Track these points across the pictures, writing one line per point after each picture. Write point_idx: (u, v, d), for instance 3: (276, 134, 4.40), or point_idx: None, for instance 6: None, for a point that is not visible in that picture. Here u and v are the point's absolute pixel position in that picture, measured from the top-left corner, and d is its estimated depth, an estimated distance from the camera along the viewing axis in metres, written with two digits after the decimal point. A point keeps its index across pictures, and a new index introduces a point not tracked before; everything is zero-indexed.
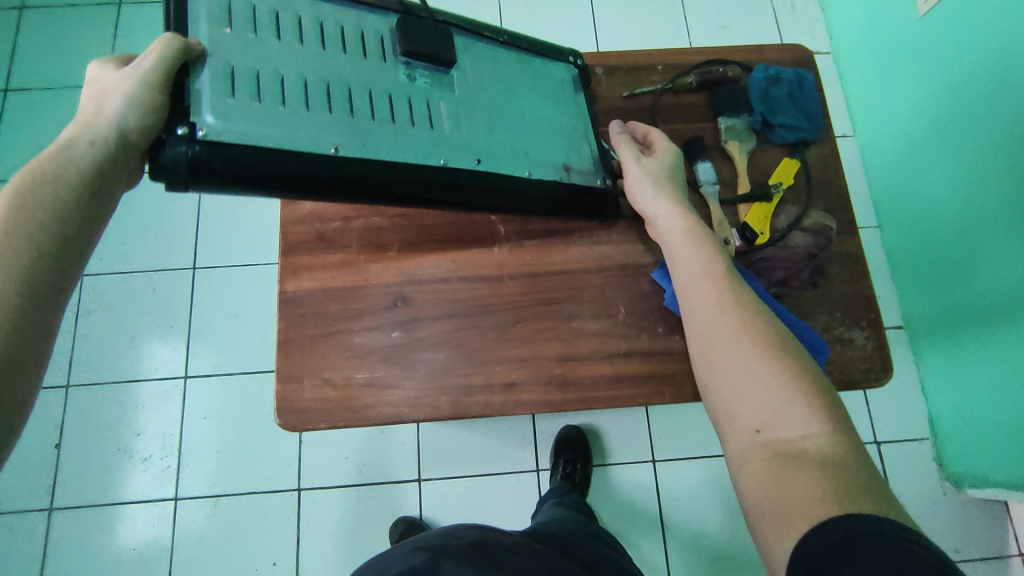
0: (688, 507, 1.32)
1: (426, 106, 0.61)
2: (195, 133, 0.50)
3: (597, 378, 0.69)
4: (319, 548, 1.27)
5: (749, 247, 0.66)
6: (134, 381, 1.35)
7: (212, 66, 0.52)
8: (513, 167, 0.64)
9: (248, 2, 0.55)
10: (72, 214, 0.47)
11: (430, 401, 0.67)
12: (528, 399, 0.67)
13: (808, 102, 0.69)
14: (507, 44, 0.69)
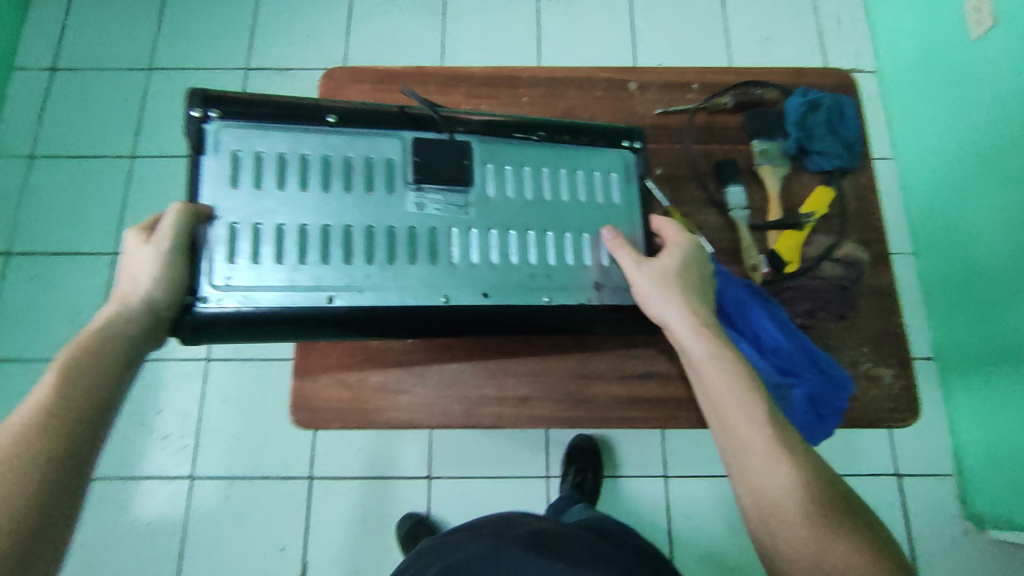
0: (697, 525, 1.31)
1: (430, 236, 0.62)
2: (197, 302, 0.58)
3: (612, 399, 0.69)
4: (327, 537, 1.29)
5: (777, 275, 0.64)
6: (159, 360, 1.39)
7: (216, 227, 0.60)
8: (525, 295, 0.62)
9: (257, 152, 0.62)
10: (110, 383, 0.52)
11: (442, 410, 0.67)
12: (538, 415, 0.67)
13: (847, 130, 0.67)
14: (544, 140, 0.66)
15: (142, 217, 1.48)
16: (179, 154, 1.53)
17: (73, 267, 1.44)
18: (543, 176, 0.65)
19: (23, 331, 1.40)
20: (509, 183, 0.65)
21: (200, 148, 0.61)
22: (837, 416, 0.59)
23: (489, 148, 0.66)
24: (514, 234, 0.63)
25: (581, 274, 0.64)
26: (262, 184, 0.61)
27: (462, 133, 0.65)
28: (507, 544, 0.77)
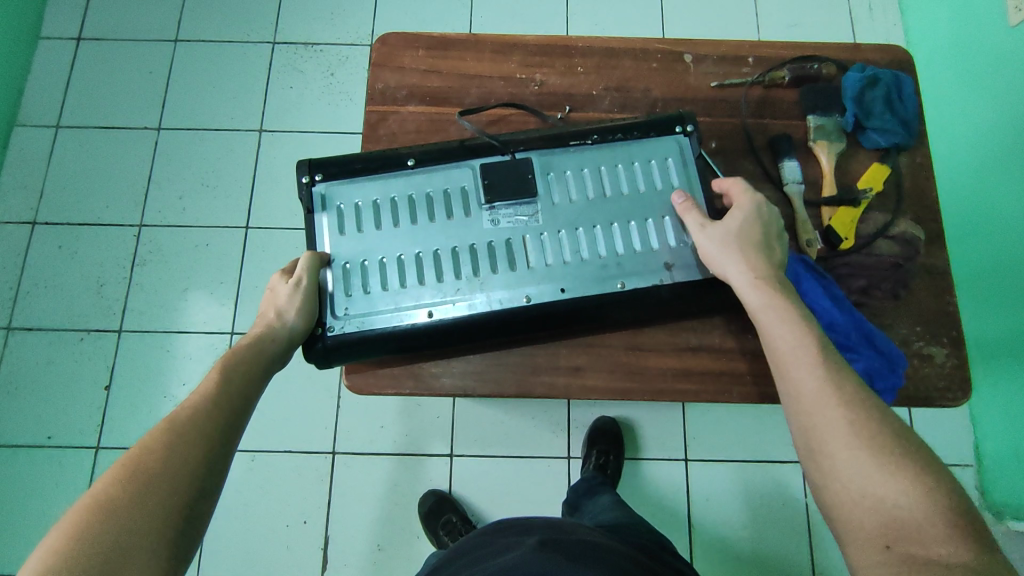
0: (718, 510, 1.31)
1: (507, 245, 0.61)
2: (325, 330, 0.61)
3: (665, 371, 0.63)
4: (349, 512, 1.30)
5: (831, 252, 0.65)
6: (184, 333, 1.39)
7: (333, 269, 0.62)
8: (600, 286, 0.60)
9: (352, 199, 0.63)
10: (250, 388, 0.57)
11: (492, 377, 0.63)
12: (593, 386, 0.62)
13: (904, 108, 0.67)
14: (600, 142, 0.64)
15: (167, 189, 1.48)
16: (205, 126, 1.52)
17: (98, 237, 1.44)
18: (604, 174, 0.63)
19: (48, 300, 1.40)
20: (572, 186, 0.63)
21: (309, 209, 0.63)
22: (892, 392, 0.60)
23: (550, 157, 0.64)
24: (582, 231, 0.61)
25: (651, 259, 0.61)
26: (360, 226, 0.63)
27: (522, 151, 0.64)
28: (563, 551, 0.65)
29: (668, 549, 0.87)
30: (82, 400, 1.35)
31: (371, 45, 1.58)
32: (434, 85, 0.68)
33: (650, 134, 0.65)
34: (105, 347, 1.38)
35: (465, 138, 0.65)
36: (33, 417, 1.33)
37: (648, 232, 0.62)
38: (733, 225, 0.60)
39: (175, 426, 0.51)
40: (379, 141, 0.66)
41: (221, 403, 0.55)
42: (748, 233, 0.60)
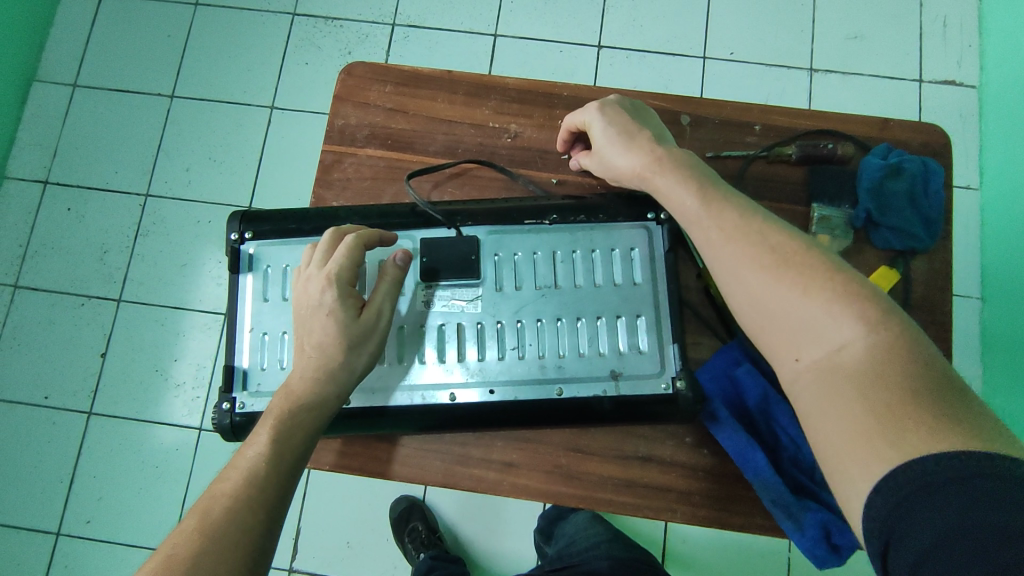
0: (697, 554, 1.25)
1: (440, 332, 0.61)
2: (235, 407, 0.59)
3: (605, 480, 0.61)
4: (321, 506, 1.29)
5: None
6: (179, 310, 1.39)
7: (252, 338, 0.61)
8: (537, 390, 0.59)
9: (280, 263, 0.62)
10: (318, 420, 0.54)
11: (424, 463, 0.62)
12: (525, 484, 0.61)
13: (927, 206, 0.61)
14: (558, 222, 0.63)
15: (175, 160, 1.46)
16: (218, 99, 1.48)
17: (106, 204, 1.44)
18: (559, 260, 0.62)
19: (54, 263, 1.42)
20: (520, 273, 0.62)
21: (236, 268, 0.62)
22: (852, 548, 0.55)
23: (501, 236, 0.63)
24: (523, 325, 0.60)
25: (597, 364, 0.59)
26: (285, 293, 0.62)
27: (469, 226, 0.63)
28: None
29: None
30: (79, 366, 1.37)
31: (392, 23, 1.50)
32: (399, 126, 0.69)
33: (612, 222, 0.63)
34: (103, 315, 1.39)
35: (413, 206, 0.64)
36: (32, 376, 1.37)
37: (595, 333, 0.60)
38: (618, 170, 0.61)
39: (214, 511, 0.46)
40: (332, 186, 0.67)
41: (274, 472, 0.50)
42: (617, 133, 0.60)
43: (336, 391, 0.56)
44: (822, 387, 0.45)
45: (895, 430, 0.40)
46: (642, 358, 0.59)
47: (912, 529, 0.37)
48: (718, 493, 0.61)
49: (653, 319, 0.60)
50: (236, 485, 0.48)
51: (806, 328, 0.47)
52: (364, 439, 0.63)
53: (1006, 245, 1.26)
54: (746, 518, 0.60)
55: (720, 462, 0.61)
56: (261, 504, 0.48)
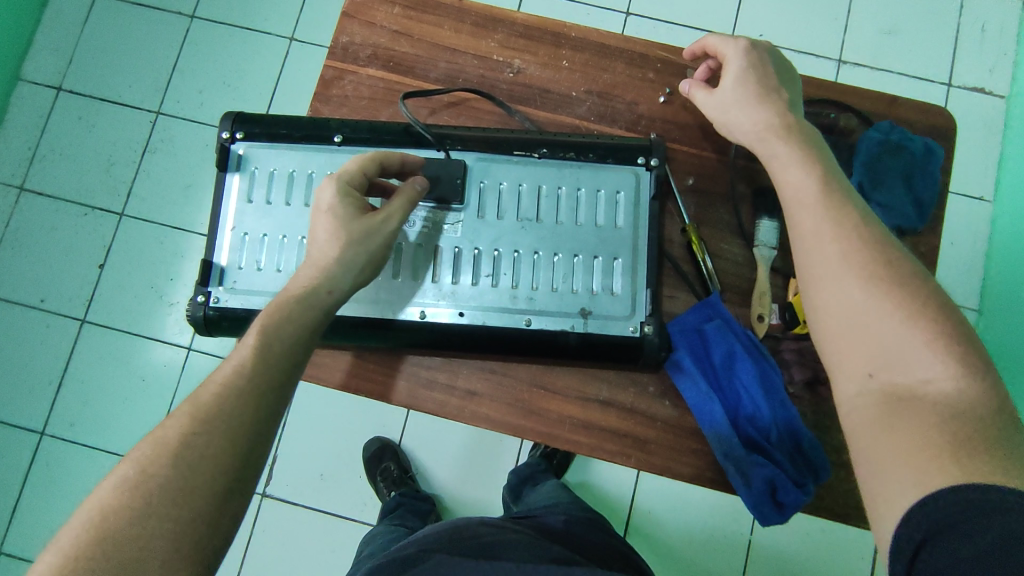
0: (661, 525, 1.27)
1: (417, 251, 0.61)
2: (209, 300, 0.61)
3: (564, 418, 0.62)
4: (298, 439, 1.32)
5: (784, 333, 0.65)
6: (179, 231, 1.40)
7: (230, 237, 0.62)
8: (505, 318, 0.60)
9: (268, 168, 0.63)
10: (303, 337, 0.53)
11: (388, 381, 0.63)
12: (485, 413, 0.62)
13: (922, 186, 0.61)
14: (547, 158, 0.63)
15: (189, 81, 1.45)
16: (237, 23, 1.47)
17: (116, 118, 1.44)
18: (543, 194, 0.63)
19: (61, 170, 1.43)
20: (503, 203, 0.63)
21: (224, 166, 0.63)
22: (795, 507, 0.58)
23: (489, 164, 0.63)
24: (500, 254, 0.61)
25: (568, 300, 0.60)
26: (269, 196, 0.63)
27: (458, 151, 0.63)
28: (456, 559, 0.69)
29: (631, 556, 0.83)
30: (76, 273, 1.39)
31: None
32: (403, 49, 0.68)
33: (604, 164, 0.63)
34: (104, 227, 1.41)
35: (407, 124, 0.64)
36: (30, 278, 1.39)
37: (571, 269, 0.61)
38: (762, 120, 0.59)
39: (208, 402, 0.47)
40: (330, 102, 0.66)
41: (257, 387, 0.49)
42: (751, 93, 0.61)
43: (330, 289, 0.55)
44: (898, 416, 0.44)
45: (962, 462, 0.40)
46: (614, 300, 0.61)
47: (949, 546, 0.38)
48: (674, 443, 0.62)
49: (629, 263, 0.61)
50: (229, 377, 0.49)
51: (886, 350, 0.46)
52: (334, 353, 0.64)
53: (1012, 259, 1.24)
54: (697, 470, 0.61)
55: (679, 413, 0.63)
56: (252, 398, 0.48)
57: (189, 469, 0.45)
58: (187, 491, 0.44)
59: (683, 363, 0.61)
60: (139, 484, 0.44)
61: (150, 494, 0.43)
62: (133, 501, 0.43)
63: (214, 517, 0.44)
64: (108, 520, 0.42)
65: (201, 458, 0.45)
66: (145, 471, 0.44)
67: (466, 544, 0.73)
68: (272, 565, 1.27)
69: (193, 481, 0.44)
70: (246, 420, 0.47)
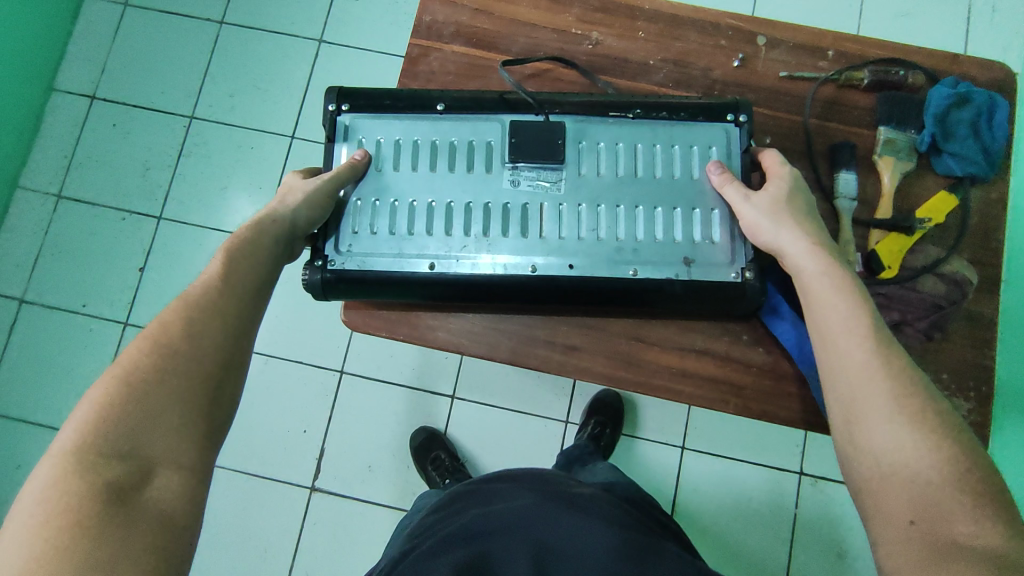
0: (707, 503, 1.29)
1: (523, 210, 0.65)
2: (328, 264, 0.65)
3: (662, 367, 0.67)
4: (345, 431, 1.33)
5: (872, 280, 0.63)
6: (218, 231, 1.42)
7: (344, 203, 0.66)
8: (611, 268, 0.64)
9: (376, 139, 0.68)
10: (271, 263, 0.60)
11: (489, 339, 0.68)
12: (586, 365, 0.67)
13: (990, 137, 0.64)
14: (641, 118, 0.67)
15: (223, 85, 1.48)
16: (267, 27, 1.50)
17: (151, 123, 1.47)
18: (639, 152, 0.66)
19: (98, 176, 1.45)
20: (602, 161, 0.66)
21: (332, 137, 0.68)
22: None
23: (586, 126, 0.67)
24: (603, 209, 0.65)
25: (670, 251, 0.64)
26: (379, 164, 0.67)
27: (557, 114, 0.67)
28: (551, 503, 0.72)
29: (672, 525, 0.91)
30: (118, 276, 1.41)
31: None
32: (483, 26, 0.71)
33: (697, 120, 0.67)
34: (143, 229, 1.42)
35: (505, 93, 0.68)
36: (72, 283, 1.40)
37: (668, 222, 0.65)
38: (779, 192, 0.62)
39: (196, 295, 0.54)
40: (418, 79, 0.69)
41: (231, 302, 0.55)
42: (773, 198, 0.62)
43: (273, 218, 0.61)
44: (886, 455, 0.51)
45: (943, 499, 0.47)
46: (713, 250, 0.65)
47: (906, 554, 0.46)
48: (770, 387, 0.67)
49: (726, 214, 0.65)
50: (212, 278, 0.56)
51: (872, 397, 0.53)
52: (443, 315, 0.69)
53: None
54: (796, 413, 0.66)
55: (772, 359, 0.67)
56: (233, 292, 0.56)
57: (160, 367, 0.49)
58: (164, 384, 0.48)
59: (781, 310, 0.66)
60: (135, 384, 0.47)
61: (164, 360, 0.49)
62: (134, 401, 0.47)
63: (206, 415, 0.49)
64: (131, 378, 0.47)
65: (185, 362, 0.50)
66: (139, 375, 0.48)
67: (554, 490, 0.76)
68: (322, 558, 1.28)
69: (191, 348, 0.51)
70: (214, 327, 0.53)
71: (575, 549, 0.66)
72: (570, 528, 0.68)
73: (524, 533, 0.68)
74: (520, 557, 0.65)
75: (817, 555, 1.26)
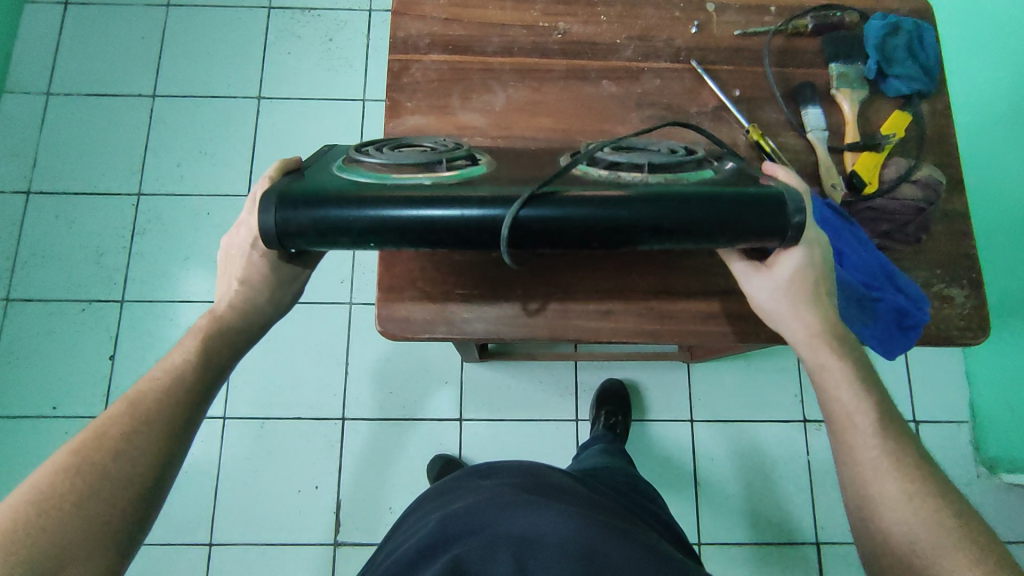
0: (727, 468, 1.32)
1: None
2: None
3: (693, 314, 0.74)
4: (358, 478, 1.30)
5: (855, 197, 0.65)
6: (184, 302, 1.37)
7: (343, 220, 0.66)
8: None
9: None
10: (223, 363, 0.60)
11: (523, 321, 0.72)
12: (624, 327, 0.73)
13: (924, 58, 0.70)
14: None
15: (166, 157, 1.45)
16: (202, 93, 1.49)
17: (95, 208, 1.42)
18: None
19: (47, 272, 1.38)
20: None
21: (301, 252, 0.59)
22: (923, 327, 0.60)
23: None
24: None
25: None
26: None
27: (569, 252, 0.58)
28: (531, 497, 0.66)
29: (646, 491, 0.89)
30: (86, 370, 1.33)
31: (369, 10, 1.56)
32: (456, 33, 0.71)
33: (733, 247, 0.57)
34: (107, 316, 1.36)
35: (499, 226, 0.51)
36: (37, 388, 1.32)
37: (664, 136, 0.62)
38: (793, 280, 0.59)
39: (143, 401, 0.54)
40: (404, 91, 0.69)
41: (177, 415, 0.55)
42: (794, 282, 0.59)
43: (240, 314, 0.62)
44: (893, 524, 0.52)
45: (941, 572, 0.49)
46: None
47: None
48: None
49: None
50: (164, 383, 0.56)
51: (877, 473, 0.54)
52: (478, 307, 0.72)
53: None
54: None
55: None
56: (177, 398, 0.55)
57: (83, 490, 0.49)
58: (81, 513, 0.48)
59: None
60: (58, 502, 0.48)
61: (91, 483, 0.49)
62: (43, 527, 0.47)
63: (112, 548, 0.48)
64: (48, 501, 0.48)
65: (113, 482, 0.50)
66: (63, 495, 0.48)
67: (540, 485, 0.70)
68: None
69: (123, 467, 0.51)
70: (154, 442, 0.53)
71: (552, 547, 0.61)
72: (551, 518, 0.63)
73: (497, 532, 0.63)
74: (494, 563, 0.61)
75: (837, 496, 1.31)
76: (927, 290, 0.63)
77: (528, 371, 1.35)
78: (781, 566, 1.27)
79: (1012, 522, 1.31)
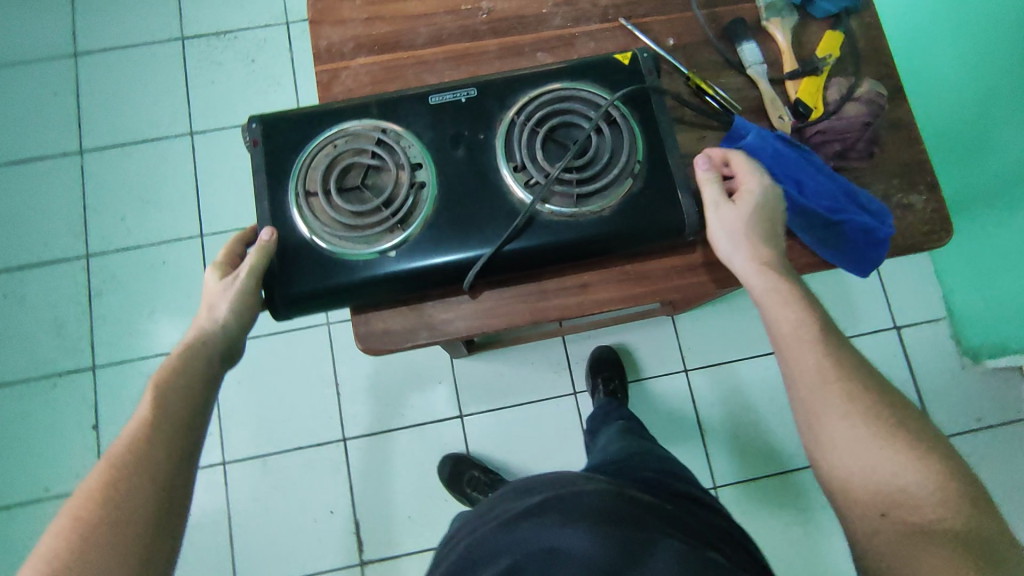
0: (728, 409, 1.34)
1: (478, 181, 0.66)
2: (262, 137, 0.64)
3: (668, 269, 0.65)
4: (372, 493, 1.29)
5: (804, 122, 0.67)
6: (158, 355, 1.33)
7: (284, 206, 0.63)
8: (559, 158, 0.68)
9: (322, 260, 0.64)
10: (202, 386, 0.54)
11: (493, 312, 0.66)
12: (605, 297, 0.64)
13: None
14: None
15: (107, 213, 1.40)
16: (130, 140, 1.43)
17: (45, 278, 1.36)
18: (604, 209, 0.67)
19: (9, 353, 1.33)
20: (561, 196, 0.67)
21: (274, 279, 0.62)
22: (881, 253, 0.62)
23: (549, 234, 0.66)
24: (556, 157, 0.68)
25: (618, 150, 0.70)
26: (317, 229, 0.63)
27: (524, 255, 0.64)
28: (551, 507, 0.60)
29: (680, 470, 0.82)
30: (72, 444, 1.29)
31: (287, 23, 1.51)
32: (382, 32, 0.70)
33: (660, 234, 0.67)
34: (81, 386, 1.32)
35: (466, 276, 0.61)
36: (25, 472, 1.28)
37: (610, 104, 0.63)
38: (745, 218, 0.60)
39: (126, 449, 0.48)
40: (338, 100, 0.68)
41: (165, 448, 0.49)
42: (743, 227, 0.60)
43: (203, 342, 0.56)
44: (875, 482, 0.49)
45: (923, 536, 0.47)
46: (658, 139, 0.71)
47: None
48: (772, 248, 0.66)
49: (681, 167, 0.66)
50: (139, 426, 0.50)
51: (851, 433, 0.51)
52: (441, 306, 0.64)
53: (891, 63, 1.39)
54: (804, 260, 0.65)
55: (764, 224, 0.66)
56: (179, 432, 0.50)
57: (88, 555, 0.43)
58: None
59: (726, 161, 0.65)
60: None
61: (97, 542, 0.44)
62: None
63: None
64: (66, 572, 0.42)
65: (118, 534, 0.44)
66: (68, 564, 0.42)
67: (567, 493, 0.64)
68: None
69: (125, 512, 0.45)
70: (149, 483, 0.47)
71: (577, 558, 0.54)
72: (569, 530, 0.56)
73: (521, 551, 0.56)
74: None
75: None
76: (887, 201, 0.65)
77: (518, 355, 1.35)
78: (798, 491, 1.30)
79: (1001, 404, 1.37)
